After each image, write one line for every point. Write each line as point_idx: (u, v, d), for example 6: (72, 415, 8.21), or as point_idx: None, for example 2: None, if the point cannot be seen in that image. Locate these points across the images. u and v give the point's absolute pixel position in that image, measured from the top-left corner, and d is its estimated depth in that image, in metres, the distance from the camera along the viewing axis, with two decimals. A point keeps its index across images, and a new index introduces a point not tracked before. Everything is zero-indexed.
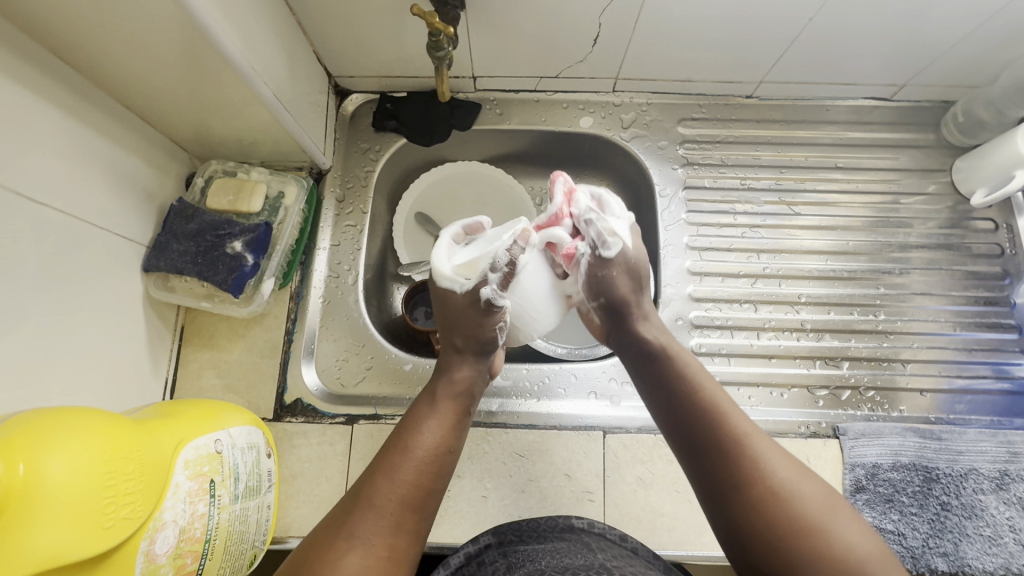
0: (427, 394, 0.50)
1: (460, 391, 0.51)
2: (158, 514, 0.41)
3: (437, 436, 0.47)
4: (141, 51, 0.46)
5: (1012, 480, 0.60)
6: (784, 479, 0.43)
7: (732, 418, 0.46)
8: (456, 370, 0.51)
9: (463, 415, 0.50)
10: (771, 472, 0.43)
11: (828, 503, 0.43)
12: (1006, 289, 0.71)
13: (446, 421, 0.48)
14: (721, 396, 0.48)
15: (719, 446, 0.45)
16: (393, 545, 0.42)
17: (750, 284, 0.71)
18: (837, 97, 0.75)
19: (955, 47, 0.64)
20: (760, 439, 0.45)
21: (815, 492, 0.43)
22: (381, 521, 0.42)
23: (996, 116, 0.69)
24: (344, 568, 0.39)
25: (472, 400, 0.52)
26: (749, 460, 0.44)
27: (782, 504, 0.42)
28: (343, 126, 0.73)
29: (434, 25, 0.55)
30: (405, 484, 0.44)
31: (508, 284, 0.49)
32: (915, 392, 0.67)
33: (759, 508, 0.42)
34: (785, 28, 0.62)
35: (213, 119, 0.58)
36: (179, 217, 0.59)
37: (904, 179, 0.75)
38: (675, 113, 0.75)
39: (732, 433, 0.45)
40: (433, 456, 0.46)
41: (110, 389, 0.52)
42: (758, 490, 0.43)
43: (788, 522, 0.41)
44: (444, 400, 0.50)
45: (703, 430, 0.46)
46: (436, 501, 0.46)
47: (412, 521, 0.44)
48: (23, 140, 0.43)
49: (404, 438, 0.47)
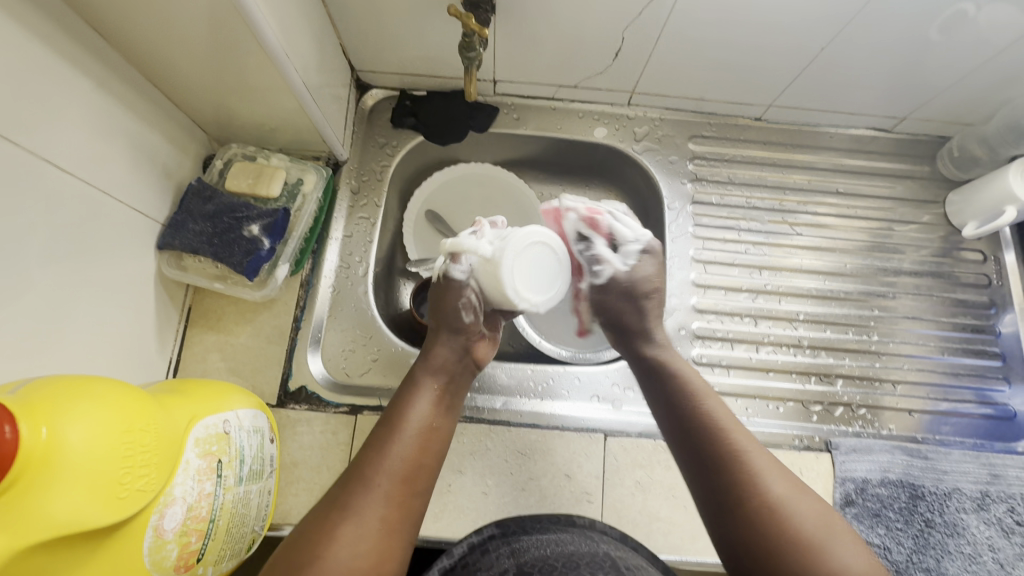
0: (410, 376, 0.52)
1: (440, 370, 0.53)
2: (169, 489, 0.40)
3: (424, 413, 0.49)
4: (176, 30, 0.47)
5: (993, 501, 0.62)
6: (784, 492, 0.45)
7: (737, 432, 0.49)
8: (432, 349, 0.54)
9: (445, 395, 0.52)
10: (771, 486, 0.45)
11: (825, 520, 0.44)
12: (992, 317, 0.74)
13: (430, 399, 0.51)
14: (724, 412, 0.50)
15: (723, 456, 0.47)
16: (385, 516, 0.43)
17: (751, 299, 0.73)
18: (840, 125, 0.78)
19: (956, 84, 0.67)
20: (763, 456, 0.47)
21: (813, 510, 0.44)
22: (374, 492, 0.44)
23: (989, 153, 0.72)
24: (340, 539, 0.41)
25: (453, 383, 0.53)
26: (750, 469, 0.46)
27: (778, 515, 0.44)
28: (361, 120, 0.74)
29: (469, 26, 0.56)
30: (396, 456, 0.46)
31: (457, 259, 0.52)
32: (903, 412, 0.69)
33: (758, 518, 0.44)
34: (799, 56, 0.64)
35: (237, 102, 0.58)
36: (196, 197, 0.59)
37: (899, 208, 0.78)
38: (686, 130, 0.78)
39: (734, 443, 0.48)
40: (420, 430, 0.48)
41: (115, 363, 0.52)
42: (758, 501, 0.44)
43: (784, 535, 0.43)
44: (426, 380, 0.52)
45: (708, 438, 0.49)
46: (427, 478, 0.47)
47: (404, 493, 0.45)
48: (52, 109, 0.43)
49: (393, 416, 0.49)
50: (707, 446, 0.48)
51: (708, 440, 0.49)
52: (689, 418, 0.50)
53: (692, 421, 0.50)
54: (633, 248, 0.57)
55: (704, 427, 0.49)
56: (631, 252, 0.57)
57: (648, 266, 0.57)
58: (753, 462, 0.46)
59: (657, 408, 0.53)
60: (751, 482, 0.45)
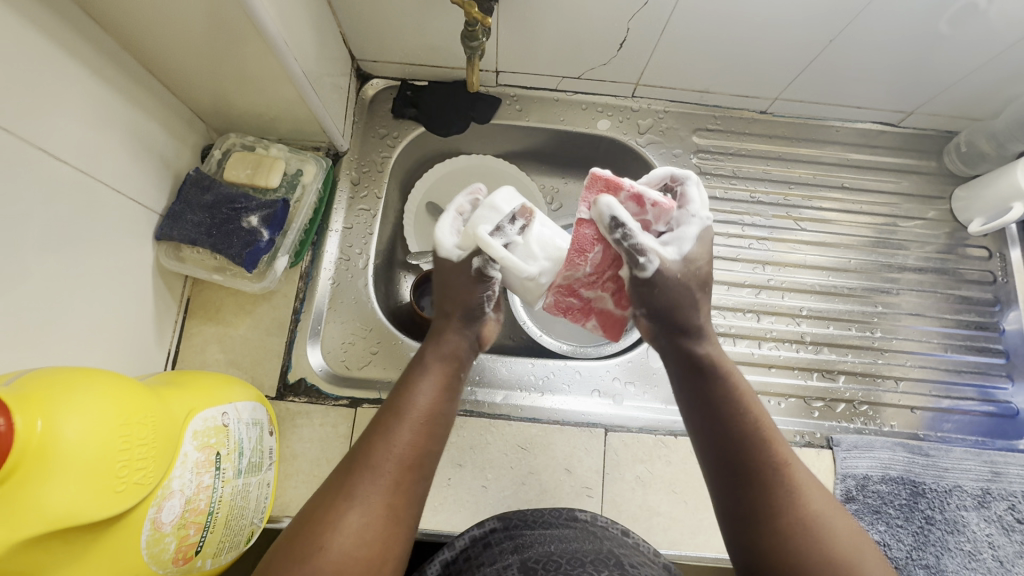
0: (419, 360, 0.52)
1: (451, 356, 0.52)
2: (167, 481, 0.40)
3: (431, 398, 0.49)
4: (173, 16, 0.46)
5: (993, 499, 0.62)
6: (821, 506, 0.44)
7: (778, 443, 0.46)
8: (444, 334, 0.53)
9: (455, 380, 0.52)
10: (808, 501, 0.44)
11: (856, 536, 0.43)
12: (996, 315, 0.74)
13: (437, 385, 0.50)
14: (768, 422, 0.47)
15: (764, 464, 0.45)
16: (390, 503, 0.43)
17: (754, 294, 0.72)
18: (846, 119, 0.77)
19: (964, 79, 0.66)
20: (800, 467, 0.46)
21: (846, 526, 0.44)
22: (381, 480, 0.43)
23: (997, 148, 0.71)
24: (346, 527, 0.41)
25: (461, 367, 0.53)
26: (790, 483, 0.45)
27: (813, 531, 0.43)
28: (362, 110, 0.73)
29: (472, 14, 0.54)
30: (402, 444, 0.45)
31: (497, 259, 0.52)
32: (905, 409, 0.69)
33: (795, 534, 0.43)
34: (806, 48, 0.64)
35: (236, 91, 0.57)
36: (195, 187, 0.59)
37: (904, 204, 0.77)
38: (690, 123, 0.77)
39: (778, 454, 0.46)
40: (427, 417, 0.48)
41: (113, 355, 0.52)
42: (794, 516, 0.43)
43: (818, 550, 0.42)
44: (436, 364, 0.51)
45: (750, 447, 0.46)
46: (433, 462, 0.47)
47: (409, 481, 0.45)
48: (49, 97, 0.43)
49: (398, 403, 0.48)
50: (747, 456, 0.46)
51: (754, 451, 0.46)
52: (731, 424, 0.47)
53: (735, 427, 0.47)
54: (692, 231, 0.49)
55: (749, 433, 0.46)
56: (688, 237, 0.49)
57: (699, 249, 0.50)
58: (794, 476, 0.45)
59: (690, 409, 0.50)
60: (790, 496, 0.44)
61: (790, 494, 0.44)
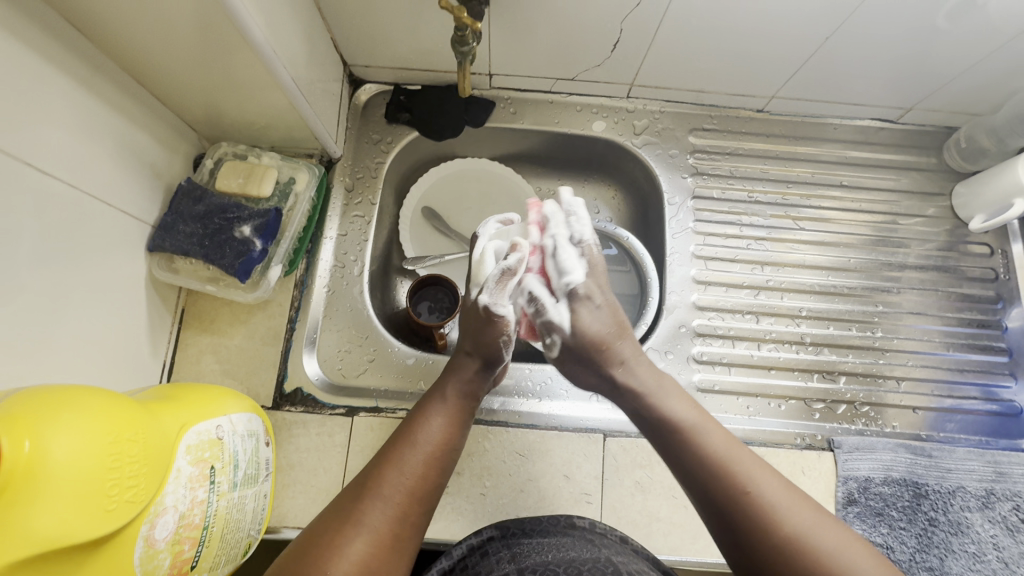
0: (437, 392, 0.52)
1: (468, 392, 0.53)
2: (160, 498, 0.40)
3: (446, 432, 0.49)
4: (161, 28, 0.46)
5: (998, 499, 0.62)
6: (803, 525, 0.43)
7: (739, 462, 0.46)
8: (461, 368, 0.54)
9: (469, 415, 0.52)
10: (787, 521, 0.43)
11: (846, 544, 0.43)
12: (999, 312, 0.73)
13: (453, 418, 0.51)
14: (726, 445, 0.48)
15: (729, 491, 0.45)
16: (397, 533, 0.43)
17: (753, 295, 0.72)
18: (844, 116, 0.76)
19: (963, 74, 0.65)
20: (773, 485, 0.45)
21: (831, 536, 0.43)
22: (390, 510, 0.43)
23: (997, 144, 0.71)
24: (352, 556, 0.40)
25: (478, 405, 0.54)
26: (765, 506, 0.44)
27: (797, 546, 0.42)
28: (355, 116, 0.73)
29: (462, 20, 0.54)
30: (415, 475, 0.46)
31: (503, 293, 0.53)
32: (907, 409, 0.68)
33: (784, 552, 0.42)
34: (802, 47, 0.63)
35: (226, 100, 0.57)
36: (186, 198, 0.59)
37: (904, 201, 0.76)
38: (686, 123, 0.76)
39: (741, 480, 0.45)
40: (442, 449, 0.48)
41: (107, 368, 0.51)
42: (777, 534, 0.43)
43: (805, 566, 0.42)
44: (452, 399, 0.52)
45: (714, 475, 0.46)
46: (440, 495, 0.48)
47: (417, 513, 0.45)
48: (37, 113, 0.42)
49: (413, 433, 0.48)
50: (714, 483, 0.46)
51: (715, 477, 0.46)
52: (692, 454, 0.48)
53: (695, 457, 0.47)
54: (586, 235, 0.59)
55: (708, 458, 0.47)
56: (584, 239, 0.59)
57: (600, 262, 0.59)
58: (763, 496, 0.45)
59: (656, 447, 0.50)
60: (765, 517, 0.44)
61: (766, 518, 0.43)
